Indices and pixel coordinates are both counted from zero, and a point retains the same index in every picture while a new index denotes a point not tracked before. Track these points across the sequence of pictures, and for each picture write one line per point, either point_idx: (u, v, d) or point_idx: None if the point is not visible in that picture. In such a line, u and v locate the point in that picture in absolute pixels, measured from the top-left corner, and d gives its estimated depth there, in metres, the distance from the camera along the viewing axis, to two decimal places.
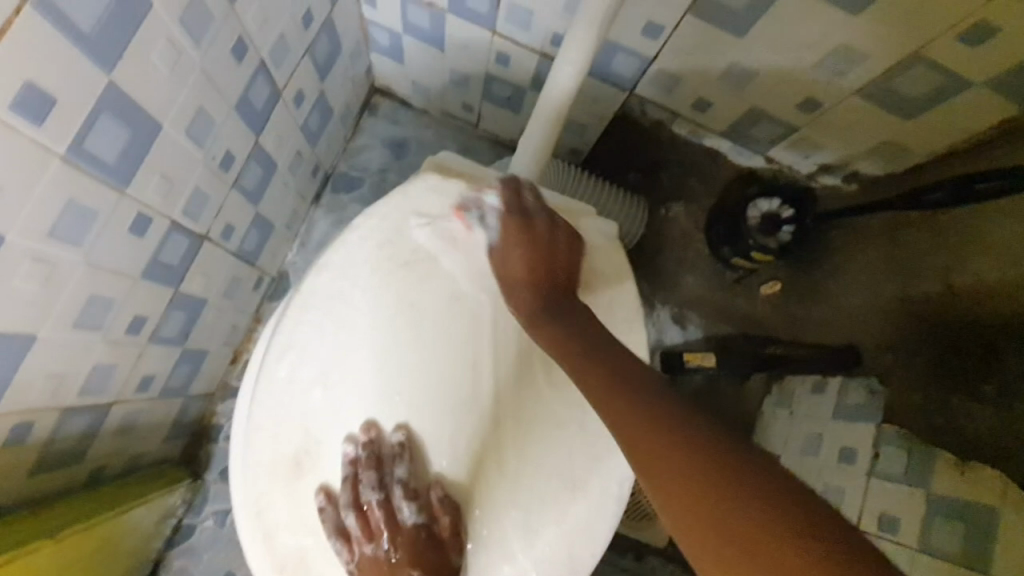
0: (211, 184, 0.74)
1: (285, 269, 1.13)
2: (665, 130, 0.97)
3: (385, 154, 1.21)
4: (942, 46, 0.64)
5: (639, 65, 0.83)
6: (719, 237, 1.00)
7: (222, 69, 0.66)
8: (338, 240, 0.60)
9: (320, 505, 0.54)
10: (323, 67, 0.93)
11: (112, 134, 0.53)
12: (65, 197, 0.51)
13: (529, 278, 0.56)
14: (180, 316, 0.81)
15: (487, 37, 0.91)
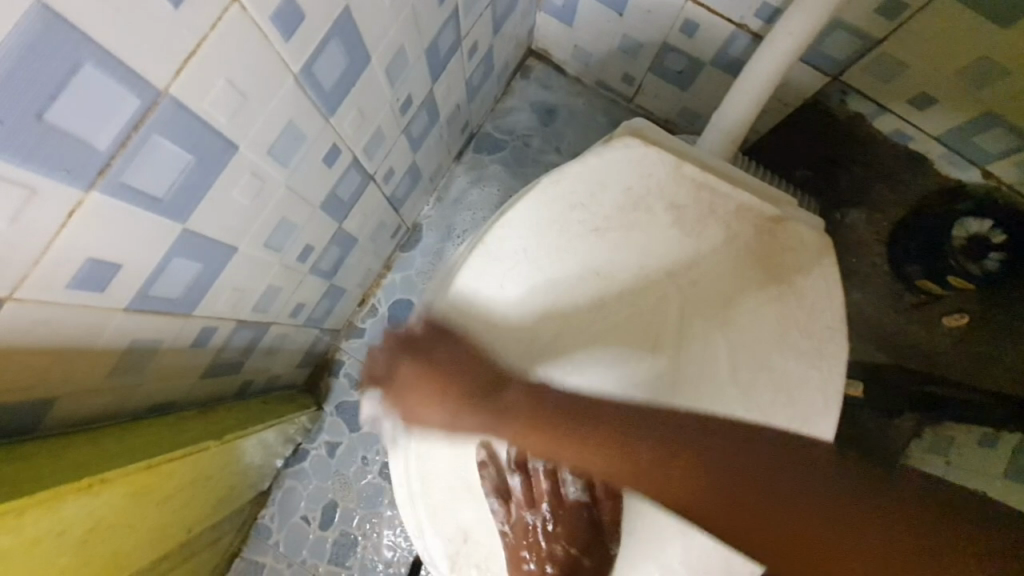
0: (390, 125, 0.75)
1: (419, 222, 1.14)
2: (864, 125, 0.85)
3: (532, 119, 1.18)
4: None
5: (857, 47, 0.73)
6: (908, 252, 0.87)
7: (427, 7, 0.65)
8: (521, 196, 0.56)
9: (481, 459, 0.54)
10: (499, 20, 0.91)
11: (334, 59, 0.53)
12: (288, 117, 0.52)
13: (454, 395, 0.47)
14: (336, 250, 0.83)
15: (679, 2, 0.84)
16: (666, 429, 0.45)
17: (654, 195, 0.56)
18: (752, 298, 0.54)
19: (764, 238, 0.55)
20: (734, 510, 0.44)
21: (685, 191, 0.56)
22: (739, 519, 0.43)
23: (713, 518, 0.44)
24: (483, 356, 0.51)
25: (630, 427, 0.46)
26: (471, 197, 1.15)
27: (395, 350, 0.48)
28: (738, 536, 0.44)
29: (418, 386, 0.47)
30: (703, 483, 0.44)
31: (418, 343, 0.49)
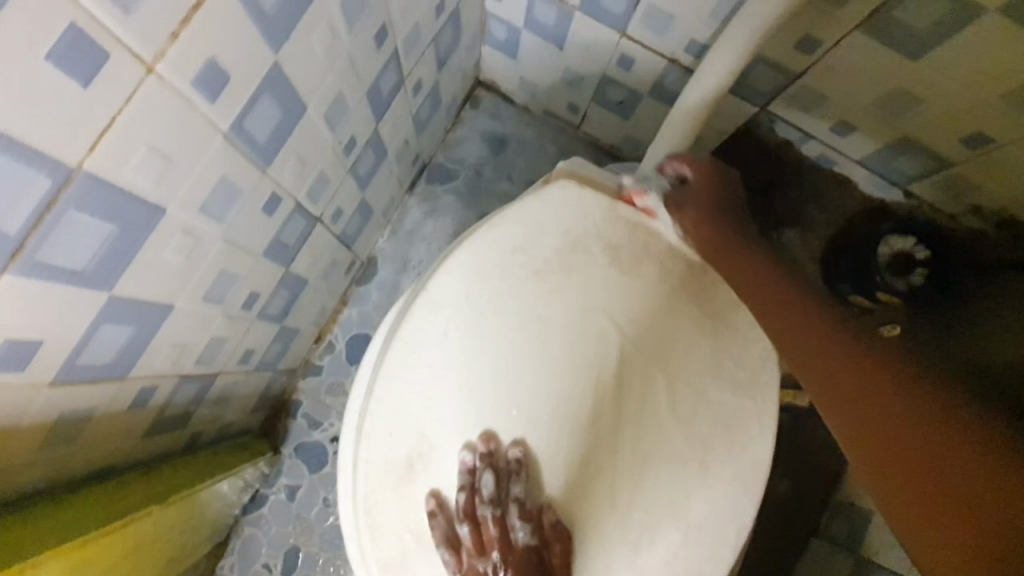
0: (334, 169, 0.74)
1: (374, 255, 1.13)
2: (792, 151, 0.90)
3: (482, 149, 1.20)
4: None
5: (781, 81, 0.77)
6: (839, 271, 0.92)
7: (364, 55, 0.66)
8: (463, 241, 0.58)
9: (430, 510, 0.53)
10: (442, 57, 0.93)
11: (267, 113, 0.53)
12: (220, 173, 0.51)
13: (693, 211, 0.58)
14: (285, 294, 0.81)
15: (615, 38, 0.87)
16: (867, 353, 0.51)
17: (591, 236, 0.58)
18: (688, 331, 0.58)
19: (695, 275, 0.59)
20: (862, 388, 0.50)
21: (620, 231, 0.58)
22: (865, 412, 0.49)
23: (856, 409, 0.49)
24: (728, 217, 0.60)
25: (794, 319, 0.55)
26: (426, 228, 1.16)
27: (693, 163, 0.62)
28: (861, 422, 0.49)
29: (700, 221, 0.58)
30: (872, 398, 0.49)
31: (693, 193, 0.60)
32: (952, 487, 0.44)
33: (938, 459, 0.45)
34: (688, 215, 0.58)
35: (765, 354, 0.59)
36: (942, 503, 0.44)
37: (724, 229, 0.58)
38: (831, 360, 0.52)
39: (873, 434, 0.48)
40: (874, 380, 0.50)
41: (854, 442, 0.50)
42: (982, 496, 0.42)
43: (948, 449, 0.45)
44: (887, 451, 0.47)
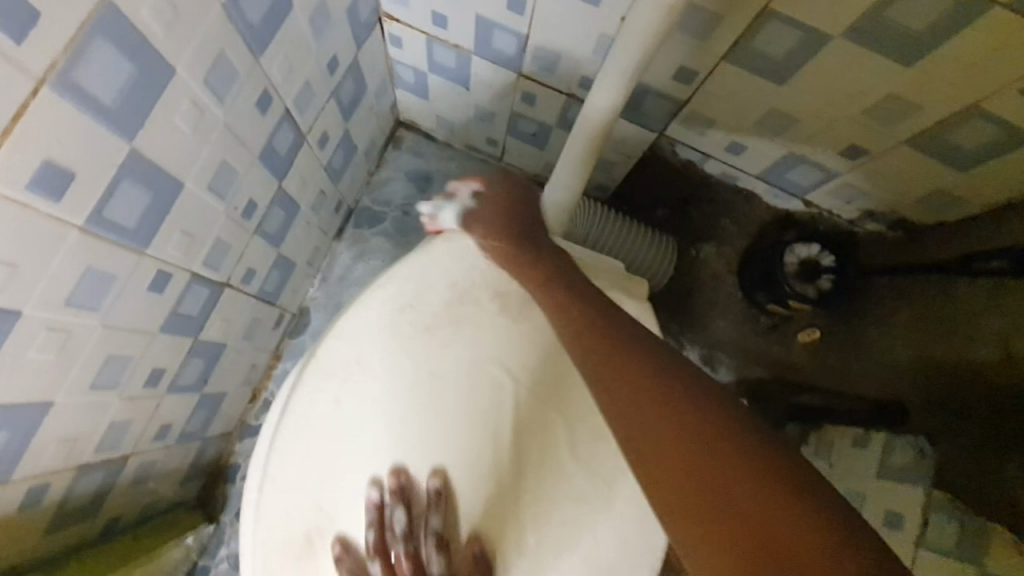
0: (234, 234, 0.74)
1: (306, 305, 1.12)
2: (697, 169, 0.92)
3: (408, 188, 1.20)
4: (1003, 98, 0.57)
5: (671, 108, 0.79)
6: (753, 280, 0.95)
7: (245, 123, 0.66)
8: (353, 304, 0.58)
9: (337, 555, 0.53)
10: (347, 107, 0.93)
11: (132, 199, 0.52)
12: (86, 265, 0.51)
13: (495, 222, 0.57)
14: (199, 362, 0.80)
15: (513, 77, 0.89)
16: (693, 384, 0.49)
17: (477, 288, 0.58)
18: (583, 372, 0.58)
19: None
20: (673, 448, 0.47)
21: (508, 278, 0.58)
22: (687, 430, 0.47)
23: (644, 420, 0.48)
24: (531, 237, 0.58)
25: (629, 360, 0.50)
26: (357, 272, 1.15)
27: (485, 178, 0.60)
28: (727, 468, 0.45)
29: (497, 227, 0.57)
30: (688, 420, 0.48)
31: (492, 209, 0.58)
32: (791, 526, 0.43)
33: (715, 479, 0.45)
34: (498, 220, 0.58)
35: None
36: (758, 524, 0.43)
37: (522, 221, 0.59)
38: (644, 393, 0.49)
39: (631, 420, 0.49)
40: (702, 435, 0.47)
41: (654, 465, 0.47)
42: (816, 541, 0.42)
43: (790, 498, 0.44)
44: (732, 511, 0.44)
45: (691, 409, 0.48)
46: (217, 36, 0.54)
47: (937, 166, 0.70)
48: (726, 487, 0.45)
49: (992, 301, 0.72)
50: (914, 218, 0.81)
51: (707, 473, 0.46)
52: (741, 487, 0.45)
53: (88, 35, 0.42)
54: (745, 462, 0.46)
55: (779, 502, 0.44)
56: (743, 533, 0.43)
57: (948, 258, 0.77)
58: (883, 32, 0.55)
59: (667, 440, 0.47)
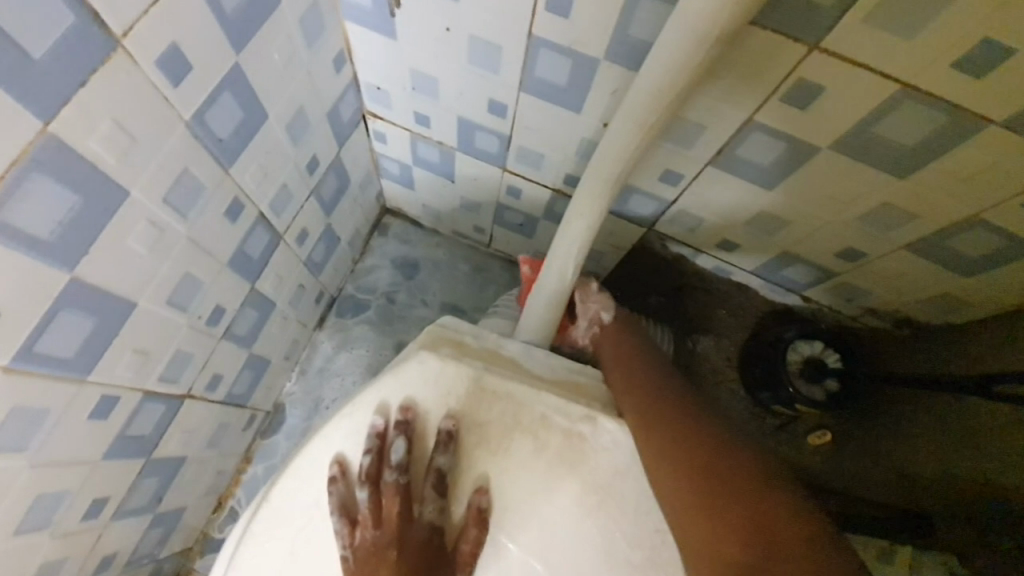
0: (197, 343, 0.69)
1: (282, 401, 1.06)
2: (688, 263, 0.88)
3: (394, 275, 1.16)
4: (1004, 212, 0.55)
5: (658, 207, 0.77)
6: (755, 380, 0.91)
7: (213, 232, 0.63)
8: (311, 439, 0.53)
9: (331, 475, 0.52)
10: (330, 202, 0.92)
11: (73, 328, 0.48)
12: (11, 404, 0.46)
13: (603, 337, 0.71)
14: (153, 482, 0.73)
15: (498, 172, 0.88)
16: (667, 394, 0.55)
17: (450, 415, 0.52)
18: (569, 513, 0.52)
19: (571, 445, 0.52)
20: (655, 424, 0.52)
21: (484, 407, 0.53)
22: (733, 503, 0.47)
23: (681, 431, 0.51)
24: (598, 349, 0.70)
25: (634, 370, 0.59)
26: (338, 364, 1.10)
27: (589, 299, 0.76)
28: (652, 431, 0.52)
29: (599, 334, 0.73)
30: (662, 421, 0.52)
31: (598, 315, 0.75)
32: (748, 509, 0.46)
33: (742, 485, 0.47)
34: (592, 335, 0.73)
35: (662, 527, 0.52)
36: (711, 502, 0.47)
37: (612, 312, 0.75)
38: (647, 401, 0.54)
39: (705, 490, 0.48)
40: (675, 419, 0.52)
41: (660, 467, 0.50)
42: (749, 520, 0.45)
43: (760, 511, 0.46)
44: (687, 449, 0.50)
45: (675, 401, 0.55)
46: (178, 154, 0.52)
47: (941, 270, 0.66)
48: (722, 491, 0.47)
49: (1011, 422, 0.65)
50: (916, 316, 0.77)
51: (713, 470, 0.48)
52: (728, 467, 0.49)
53: (20, 171, 0.39)
54: (689, 457, 0.50)
55: (717, 482, 0.48)
56: (693, 476, 0.49)
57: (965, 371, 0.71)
58: (872, 145, 0.54)
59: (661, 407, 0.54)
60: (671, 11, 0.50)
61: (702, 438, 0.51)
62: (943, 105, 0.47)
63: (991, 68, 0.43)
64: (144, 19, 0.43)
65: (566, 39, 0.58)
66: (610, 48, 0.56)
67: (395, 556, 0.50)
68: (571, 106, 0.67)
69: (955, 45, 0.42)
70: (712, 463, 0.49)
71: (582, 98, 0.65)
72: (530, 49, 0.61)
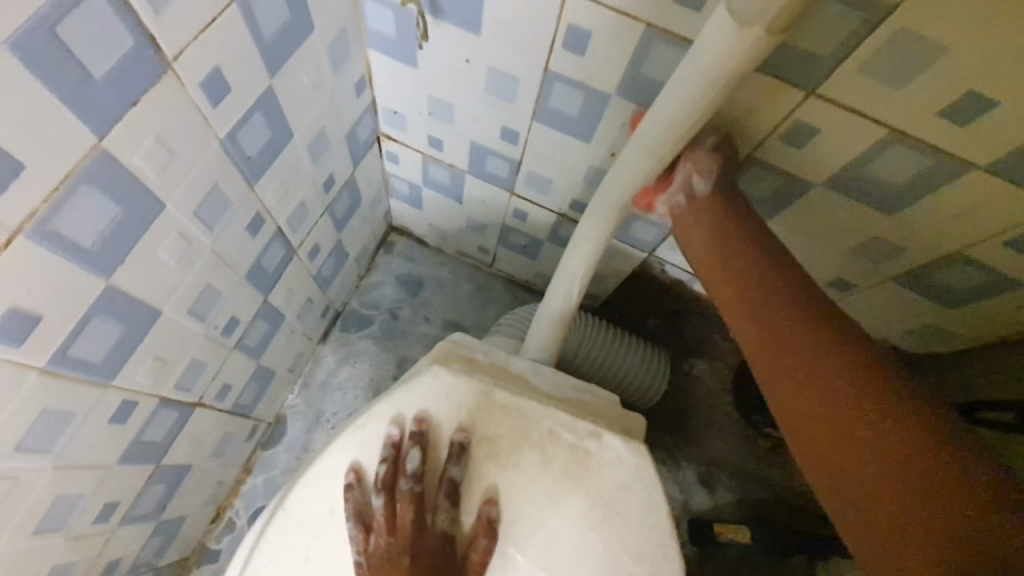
0: (212, 353, 0.71)
1: (283, 413, 1.08)
2: (686, 288, 0.91)
3: (398, 292, 1.19)
4: (985, 249, 0.59)
5: (660, 234, 0.80)
6: (748, 403, 0.94)
7: (235, 245, 0.65)
8: (327, 449, 0.55)
9: (348, 483, 0.54)
10: (341, 218, 0.95)
11: (103, 334, 0.50)
12: (41, 405, 0.48)
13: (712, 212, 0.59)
14: (160, 489, 0.74)
15: (506, 196, 0.92)
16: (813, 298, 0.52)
17: (463, 428, 0.54)
18: (574, 527, 0.54)
19: (577, 460, 0.54)
20: (758, 307, 0.53)
21: (495, 421, 0.55)
22: (874, 431, 0.45)
23: (784, 330, 0.51)
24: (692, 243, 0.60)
25: (753, 293, 0.54)
26: (340, 378, 1.11)
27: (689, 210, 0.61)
28: (823, 375, 0.48)
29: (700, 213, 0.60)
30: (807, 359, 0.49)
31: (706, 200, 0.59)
32: (898, 435, 0.44)
33: (859, 416, 0.45)
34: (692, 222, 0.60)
35: (664, 542, 0.54)
36: (830, 433, 0.46)
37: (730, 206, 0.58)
38: (744, 256, 0.56)
39: (850, 443, 0.45)
40: (815, 366, 0.48)
41: (780, 388, 0.50)
42: (895, 469, 0.43)
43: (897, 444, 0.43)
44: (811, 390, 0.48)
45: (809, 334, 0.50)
46: (211, 170, 0.55)
47: (927, 301, 0.70)
48: (864, 434, 0.45)
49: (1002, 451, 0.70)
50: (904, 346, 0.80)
51: (842, 425, 0.46)
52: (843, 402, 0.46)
53: (73, 184, 0.41)
54: (827, 383, 0.48)
55: (823, 384, 0.48)
56: (830, 428, 0.46)
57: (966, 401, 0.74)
58: (863, 183, 0.57)
59: (791, 388, 0.49)
60: (679, 54, 0.54)
61: (861, 372, 0.47)
62: (928, 148, 0.51)
63: (972, 118, 0.47)
64: (193, 45, 0.46)
65: (580, 75, 0.62)
66: (621, 85, 0.60)
67: (407, 564, 0.52)
68: (581, 135, 0.71)
69: (938, 97, 0.46)
70: (865, 406, 0.46)
71: (591, 129, 0.69)
72: (545, 82, 0.65)
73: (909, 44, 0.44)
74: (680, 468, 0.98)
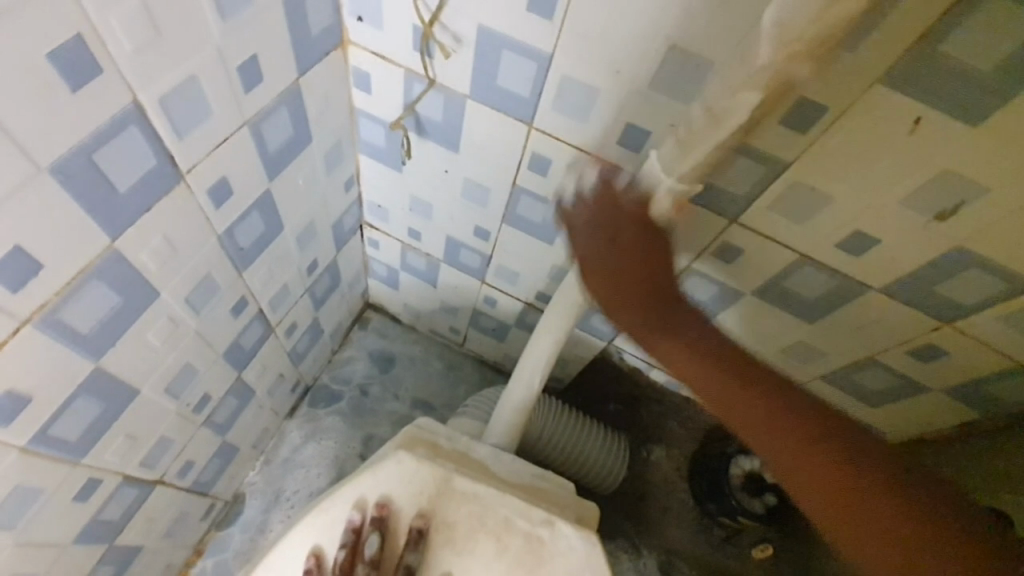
0: (181, 429, 0.72)
1: (243, 490, 1.06)
2: (643, 376, 0.97)
3: (370, 368, 1.22)
4: (893, 356, 0.67)
5: (616, 326, 0.87)
6: (702, 490, 0.98)
7: (218, 326, 0.69)
8: (289, 532, 0.58)
9: (308, 567, 0.56)
10: (320, 298, 1.00)
11: (83, 413, 0.53)
12: (12, 484, 0.49)
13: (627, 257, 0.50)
14: (108, 571, 0.72)
15: (477, 284, 0.99)
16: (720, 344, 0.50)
17: (422, 513, 0.57)
18: None
19: (531, 547, 0.57)
20: (711, 380, 0.49)
21: (454, 506, 0.58)
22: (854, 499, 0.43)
23: (718, 389, 0.48)
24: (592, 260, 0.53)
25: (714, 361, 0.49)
26: (304, 454, 1.11)
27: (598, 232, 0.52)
28: (770, 445, 0.46)
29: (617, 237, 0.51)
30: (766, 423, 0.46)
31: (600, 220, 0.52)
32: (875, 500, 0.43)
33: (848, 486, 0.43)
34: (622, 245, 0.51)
35: None
36: (835, 494, 0.44)
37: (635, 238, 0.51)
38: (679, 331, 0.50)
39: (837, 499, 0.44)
40: (756, 414, 0.47)
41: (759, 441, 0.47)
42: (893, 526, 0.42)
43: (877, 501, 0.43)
44: (792, 452, 0.45)
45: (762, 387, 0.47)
46: (206, 260, 0.60)
47: (852, 398, 0.77)
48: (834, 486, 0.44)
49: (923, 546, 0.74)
50: None
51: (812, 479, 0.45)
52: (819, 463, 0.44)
53: (84, 278, 0.46)
54: (792, 441, 0.45)
55: (788, 445, 0.46)
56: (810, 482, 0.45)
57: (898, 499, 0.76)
58: (787, 295, 0.66)
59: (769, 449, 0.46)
60: None
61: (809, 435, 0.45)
62: (834, 270, 0.60)
63: (864, 250, 0.57)
64: (206, 160, 0.52)
65: (543, 190, 0.71)
66: None
67: None
68: (545, 239, 0.79)
69: (836, 232, 0.56)
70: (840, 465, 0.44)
71: (555, 233, 0.77)
72: (513, 194, 0.74)
73: (805, 192, 0.54)
74: (640, 556, 0.99)
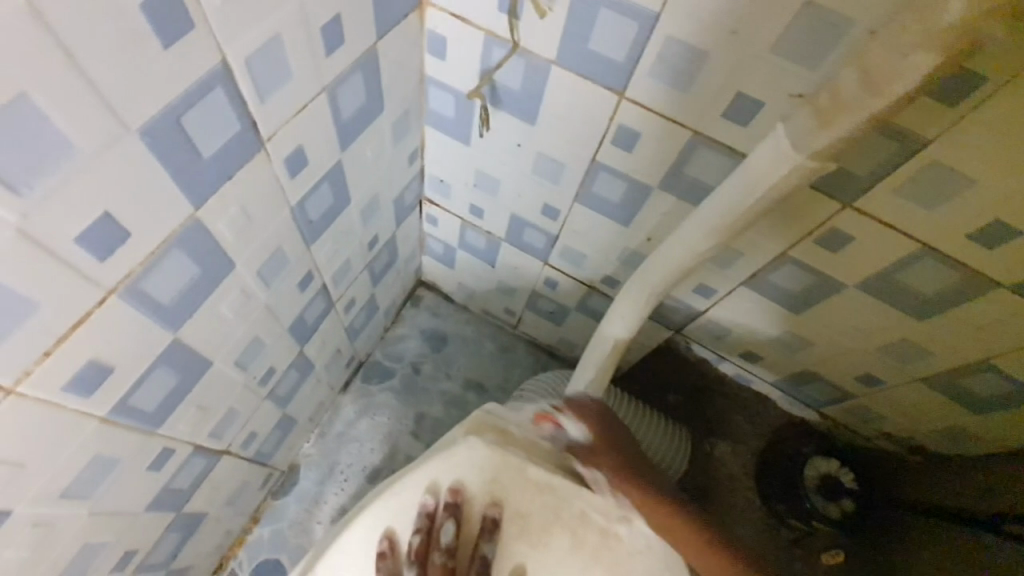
0: (246, 402, 0.72)
1: (298, 462, 1.08)
2: (711, 367, 0.92)
3: (422, 346, 1.21)
4: (1014, 361, 0.60)
5: (688, 313, 0.82)
6: (772, 491, 0.94)
7: (285, 301, 0.68)
8: (361, 515, 0.57)
9: (382, 550, 0.54)
10: (378, 274, 0.98)
11: (160, 384, 0.52)
12: (93, 453, 0.49)
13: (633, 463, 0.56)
14: (175, 537, 0.74)
15: (539, 265, 0.95)
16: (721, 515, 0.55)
17: (496, 502, 0.55)
18: None
19: (607, 544, 0.54)
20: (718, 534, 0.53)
21: (528, 498, 0.55)
22: None
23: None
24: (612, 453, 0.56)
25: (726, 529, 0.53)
26: (357, 429, 1.11)
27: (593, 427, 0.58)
28: None
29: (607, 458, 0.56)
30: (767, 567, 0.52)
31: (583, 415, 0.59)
32: None
33: None
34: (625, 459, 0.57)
35: None
36: None
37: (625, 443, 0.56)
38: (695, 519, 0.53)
39: None
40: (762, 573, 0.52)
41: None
42: None
43: None
44: None
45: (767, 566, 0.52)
46: (279, 232, 0.58)
47: (953, 404, 0.70)
48: None
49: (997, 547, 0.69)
50: (930, 444, 0.80)
51: None
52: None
53: (166, 247, 0.44)
54: None
55: None
56: None
57: (974, 507, 0.73)
58: (896, 289, 0.60)
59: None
60: (724, 158, 0.58)
61: None
62: (960, 264, 0.53)
63: (1002, 241, 0.50)
64: (284, 127, 0.50)
65: (625, 167, 0.66)
66: (664, 180, 0.64)
67: None
68: (620, 219, 0.74)
69: (970, 220, 0.49)
70: None
71: (632, 214, 0.72)
72: (591, 171, 0.69)
73: (941, 174, 0.47)
74: None
